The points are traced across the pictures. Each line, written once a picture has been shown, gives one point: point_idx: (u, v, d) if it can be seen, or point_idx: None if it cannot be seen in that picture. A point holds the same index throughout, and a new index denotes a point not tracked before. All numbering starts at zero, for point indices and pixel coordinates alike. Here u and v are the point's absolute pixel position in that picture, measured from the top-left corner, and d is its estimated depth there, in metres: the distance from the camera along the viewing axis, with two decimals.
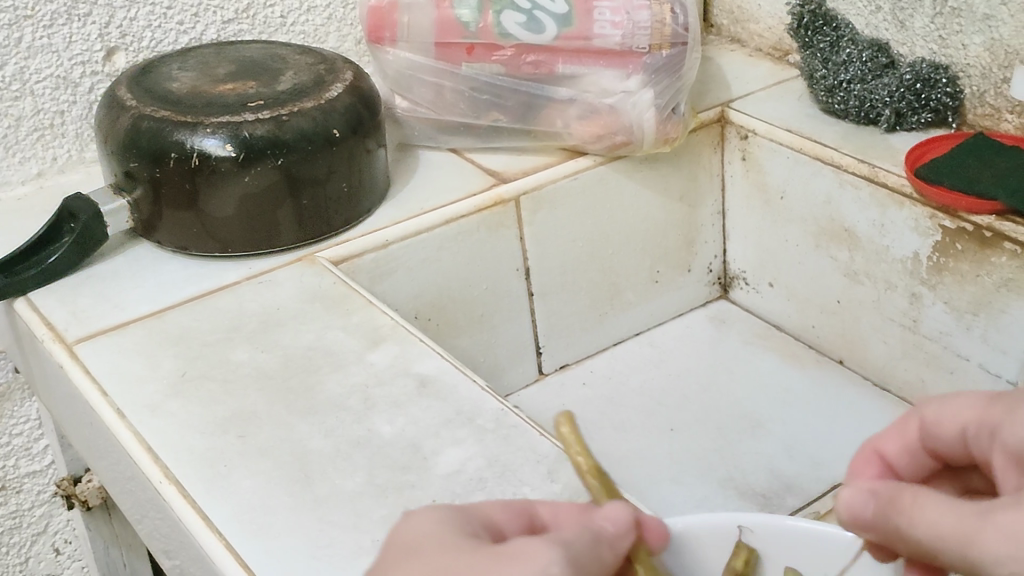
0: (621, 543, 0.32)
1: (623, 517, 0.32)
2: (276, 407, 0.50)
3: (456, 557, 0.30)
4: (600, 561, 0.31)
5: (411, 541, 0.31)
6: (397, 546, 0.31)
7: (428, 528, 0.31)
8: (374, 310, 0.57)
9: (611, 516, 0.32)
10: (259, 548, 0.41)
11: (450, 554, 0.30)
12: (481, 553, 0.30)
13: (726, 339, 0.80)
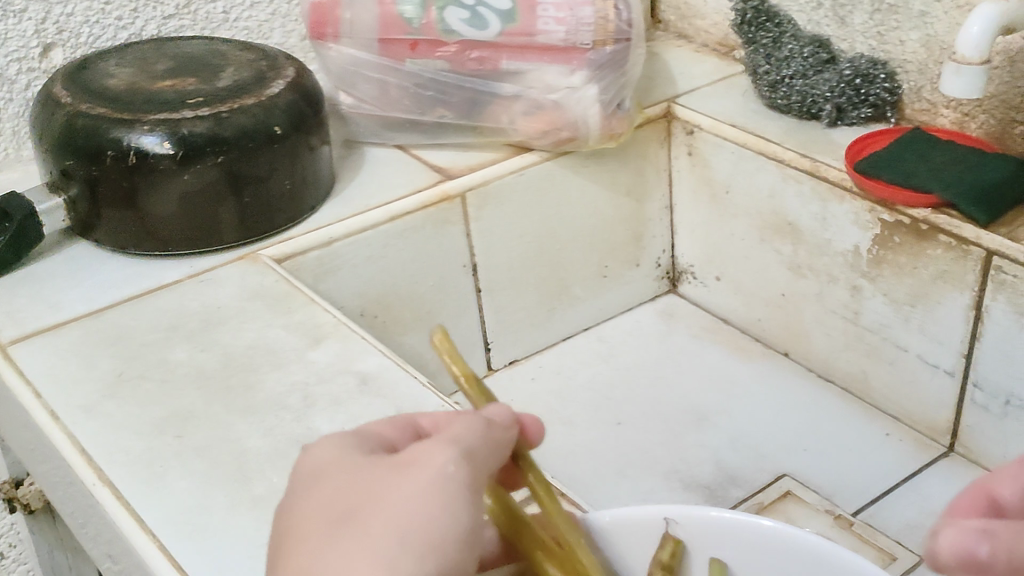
0: (509, 432, 0.34)
1: (504, 410, 0.34)
2: (215, 405, 0.49)
3: (356, 471, 0.31)
4: (494, 449, 0.32)
5: (310, 468, 0.32)
6: (303, 475, 0.32)
7: (319, 454, 0.32)
8: (316, 308, 0.57)
9: (496, 411, 0.34)
10: (193, 549, 0.41)
11: (349, 469, 0.31)
12: (382, 465, 0.31)
13: (674, 333, 0.80)
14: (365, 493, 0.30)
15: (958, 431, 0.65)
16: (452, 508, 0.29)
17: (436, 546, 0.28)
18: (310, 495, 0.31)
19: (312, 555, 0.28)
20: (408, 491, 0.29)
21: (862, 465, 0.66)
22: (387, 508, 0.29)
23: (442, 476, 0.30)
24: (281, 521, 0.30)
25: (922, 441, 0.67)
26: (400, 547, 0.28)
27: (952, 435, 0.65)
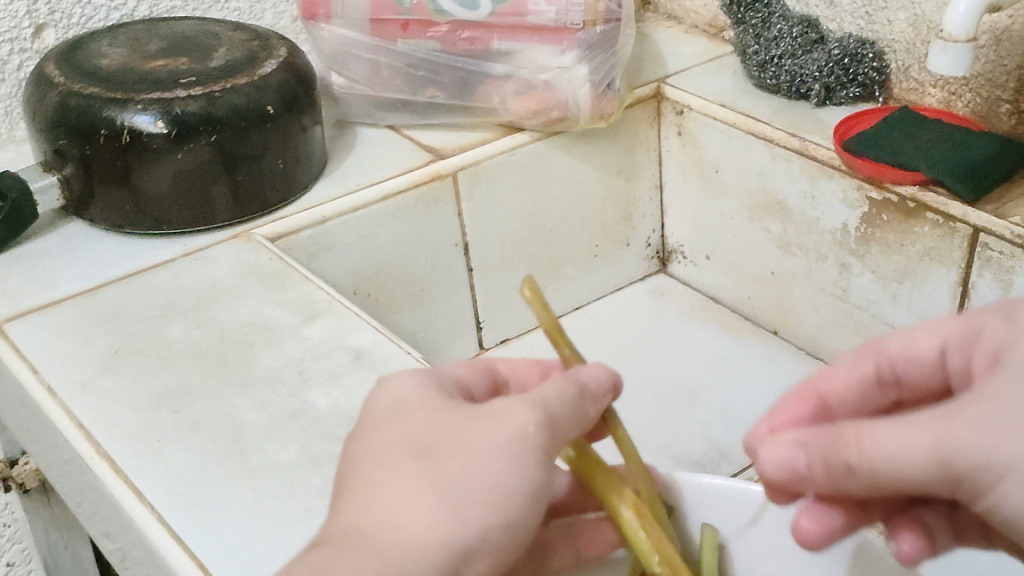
0: (599, 402, 0.35)
1: (603, 373, 0.36)
2: (211, 380, 0.50)
3: (444, 411, 0.33)
4: (579, 417, 0.34)
5: (392, 399, 0.34)
6: (383, 403, 0.34)
7: (411, 388, 0.34)
8: (310, 285, 0.57)
9: (594, 373, 0.35)
10: (192, 520, 0.42)
11: (437, 408, 0.33)
12: (461, 411, 0.33)
13: (664, 311, 0.81)
14: (450, 433, 0.32)
15: None
16: (523, 468, 0.31)
17: (500, 499, 0.31)
18: (396, 421, 0.33)
19: (390, 479, 0.31)
20: (486, 442, 0.31)
21: None
22: (466, 457, 0.31)
23: (522, 435, 0.32)
24: (363, 437, 0.33)
25: None
26: (470, 497, 0.30)
27: None
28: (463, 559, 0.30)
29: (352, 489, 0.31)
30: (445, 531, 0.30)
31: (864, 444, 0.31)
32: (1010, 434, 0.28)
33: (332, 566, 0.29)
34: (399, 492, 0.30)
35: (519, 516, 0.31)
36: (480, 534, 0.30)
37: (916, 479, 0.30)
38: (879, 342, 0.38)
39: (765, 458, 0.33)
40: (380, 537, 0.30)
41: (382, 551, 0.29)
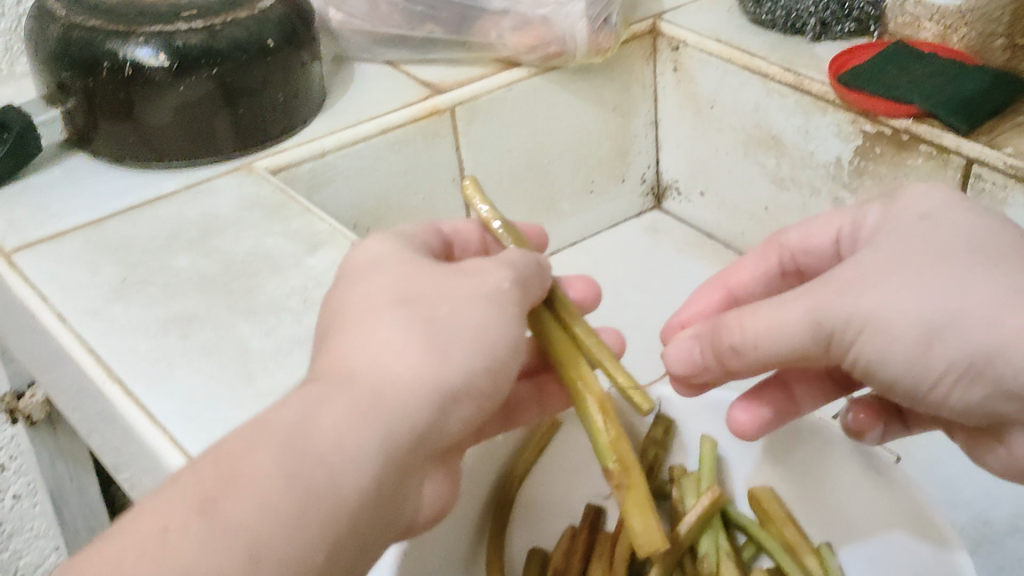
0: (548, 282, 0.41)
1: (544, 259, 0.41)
2: (218, 308, 0.51)
3: (418, 266, 0.37)
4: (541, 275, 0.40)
5: (367, 260, 0.37)
6: (358, 264, 0.37)
7: (384, 248, 0.38)
8: (312, 217, 0.58)
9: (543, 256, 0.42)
10: (203, 439, 0.43)
11: (411, 263, 0.37)
12: (437, 267, 0.37)
13: (659, 247, 0.82)
14: (429, 285, 0.35)
15: None
16: (496, 319, 0.35)
17: (480, 346, 0.34)
18: (373, 275, 0.36)
19: (375, 322, 0.34)
20: (463, 294, 0.35)
21: None
22: (450, 305, 0.35)
23: (494, 291, 0.36)
24: (342, 292, 0.36)
25: None
26: (454, 339, 0.34)
27: None
28: (447, 399, 0.33)
29: (336, 338, 0.34)
30: (433, 371, 0.33)
31: (744, 325, 0.39)
32: (866, 294, 0.36)
33: (327, 402, 0.31)
34: (386, 334, 0.33)
35: (496, 362, 0.35)
36: (462, 375, 0.34)
37: (790, 344, 0.38)
38: (779, 238, 0.47)
39: (671, 352, 0.42)
40: (370, 376, 0.32)
41: (373, 387, 0.32)
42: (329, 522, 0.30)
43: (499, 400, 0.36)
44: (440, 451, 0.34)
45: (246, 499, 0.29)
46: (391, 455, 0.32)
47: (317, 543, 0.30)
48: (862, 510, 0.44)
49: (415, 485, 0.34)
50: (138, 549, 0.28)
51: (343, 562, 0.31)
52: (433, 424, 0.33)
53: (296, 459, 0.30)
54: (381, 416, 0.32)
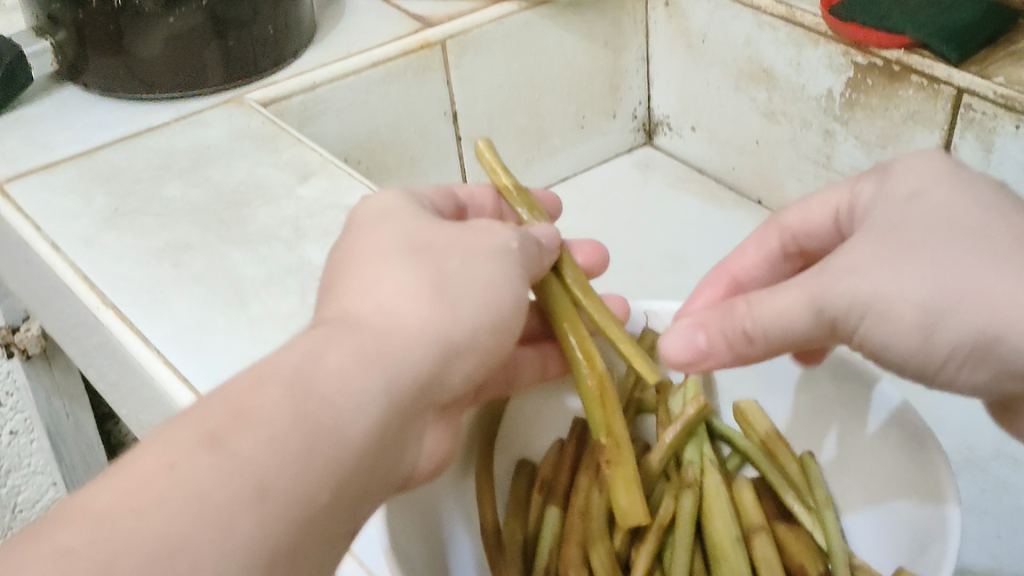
0: (552, 255, 0.37)
1: (551, 233, 0.37)
2: (210, 237, 0.51)
3: (427, 220, 0.35)
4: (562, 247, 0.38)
5: (375, 208, 0.36)
6: (363, 212, 0.36)
7: (392, 200, 0.36)
8: (303, 148, 0.58)
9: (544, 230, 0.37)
10: (198, 363, 0.43)
11: (421, 218, 0.35)
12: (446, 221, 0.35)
13: (650, 182, 0.82)
14: (439, 237, 0.34)
15: None
16: (503, 276, 0.33)
17: (486, 303, 0.33)
18: (382, 226, 0.34)
19: (384, 273, 0.32)
20: (471, 249, 0.33)
21: None
22: (460, 257, 0.33)
23: (501, 251, 0.34)
24: (349, 245, 0.34)
25: None
26: (460, 292, 0.32)
27: None
28: (452, 352, 0.32)
29: (341, 290, 0.32)
30: (439, 324, 0.31)
31: (751, 307, 0.34)
32: (868, 273, 0.31)
33: (335, 342, 0.29)
34: (395, 285, 0.31)
35: (502, 319, 0.33)
36: (467, 329, 0.32)
37: (799, 330, 0.33)
38: (776, 218, 0.41)
39: (667, 344, 0.36)
40: (377, 325, 0.30)
41: (380, 335, 0.30)
42: (336, 465, 0.28)
43: (501, 357, 0.34)
44: (441, 404, 0.32)
45: (256, 434, 0.27)
46: (394, 403, 0.30)
47: (322, 484, 0.27)
48: (874, 436, 0.33)
49: (416, 437, 0.32)
50: (143, 478, 0.25)
51: (344, 511, 0.28)
52: (437, 376, 0.31)
53: (305, 400, 0.28)
54: (387, 363, 0.30)
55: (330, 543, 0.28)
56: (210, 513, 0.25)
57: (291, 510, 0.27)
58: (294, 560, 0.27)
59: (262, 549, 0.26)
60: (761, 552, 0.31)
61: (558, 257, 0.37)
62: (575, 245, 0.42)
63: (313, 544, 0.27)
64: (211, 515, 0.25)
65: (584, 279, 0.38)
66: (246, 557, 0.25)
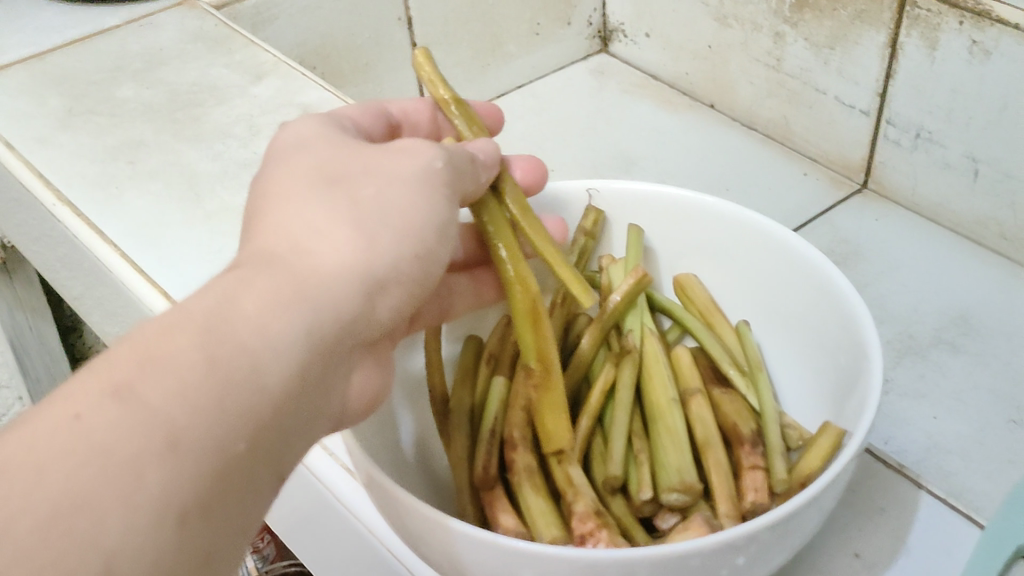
0: (490, 174, 0.33)
1: (489, 146, 0.34)
2: (164, 136, 0.52)
3: (347, 148, 0.32)
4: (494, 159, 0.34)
5: (294, 137, 0.33)
6: (284, 140, 0.33)
7: (309, 128, 0.33)
8: (255, 50, 0.58)
9: (481, 147, 0.34)
10: (154, 256, 0.44)
11: (340, 147, 0.32)
12: (365, 147, 0.32)
13: (605, 88, 0.82)
14: (360, 165, 0.31)
15: (871, 167, 0.69)
16: (430, 198, 0.31)
17: (410, 230, 0.30)
18: (301, 156, 0.31)
19: (300, 207, 0.29)
20: (394, 174, 0.30)
21: (785, 197, 0.69)
22: (379, 185, 0.30)
23: (428, 170, 0.31)
24: (263, 184, 0.31)
25: (836, 180, 0.71)
26: (381, 221, 0.29)
27: (865, 172, 0.69)
28: (375, 286, 0.29)
29: (255, 229, 0.29)
30: (361, 256, 0.29)
31: None
32: None
33: (249, 285, 0.27)
34: (310, 219, 0.29)
35: (428, 246, 0.31)
36: (390, 261, 0.29)
37: None
38: None
39: None
40: (292, 261, 0.28)
41: (296, 272, 0.27)
42: (254, 411, 0.25)
43: (432, 286, 0.32)
44: (373, 338, 0.30)
45: (165, 383, 0.24)
46: (316, 344, 0.27)
47: (238, 431, 0.25)
48: (804, 303, 0.34)
49: (343, 378, 0.29)
50: (45, 434, 0.23)
51: (268, 463, 0.26)
52: (365, 313, 0.29)
53: (218, 347, 0.25)
54: (306, 301, 0.27)
55: (256, 498, 0.26)
56: (117, 467, 0.23)
57: (208, 460, 0.24)
58: (213, 515, 0.24)
59: (174, 502, 0.23)
60: (697, 413, 0.33)
61: (497, 175, 0.34)
62: (512, 158, 0.36)
63: (232, 499, 0.25)
64: (117, 468, 0.23)
65: (521, 196, 0.34)
66: (156, 511, 0.23)
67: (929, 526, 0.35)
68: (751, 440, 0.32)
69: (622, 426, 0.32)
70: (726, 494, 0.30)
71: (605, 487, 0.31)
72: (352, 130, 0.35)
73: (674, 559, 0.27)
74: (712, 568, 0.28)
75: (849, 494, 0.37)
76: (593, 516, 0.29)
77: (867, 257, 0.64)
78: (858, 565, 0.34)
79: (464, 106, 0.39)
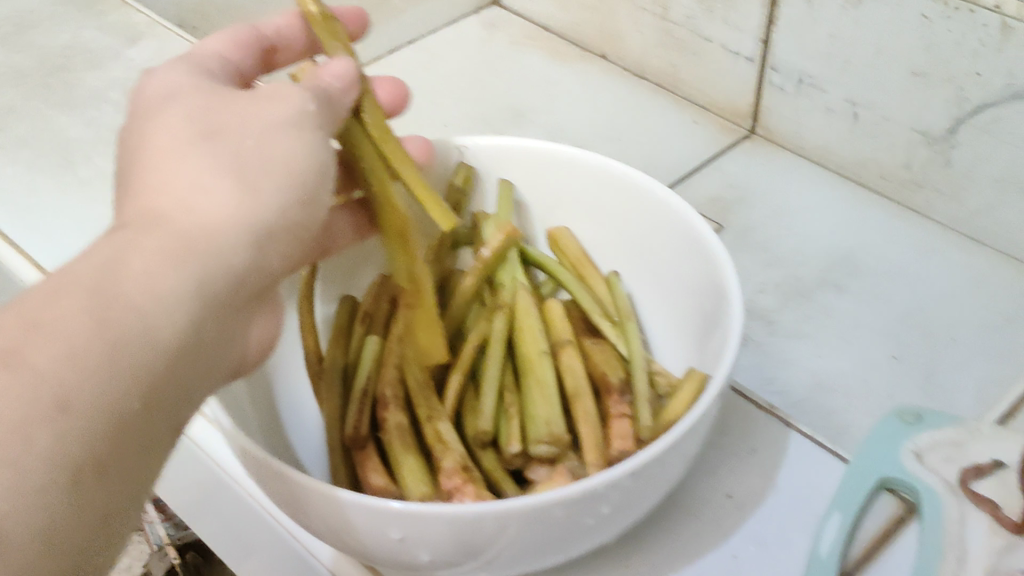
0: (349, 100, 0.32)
1: (347, 66, 0.32)
2: (36, 102, 0.50)
3: (219, 96, 0.31)
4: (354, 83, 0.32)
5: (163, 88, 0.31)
6: (148, 89, 0.31)
7: (178, 75, 0.32)
8: (128, 11, 0.57)
9: (336, 71, 0.32)
10: (26, 226, 0.43)
11: (211, 96, 0.31)
12: (239, 94, 0.31)
13: (497, 42, 0.81)
14: (238, 114, 0.30)
15: (758, 113, 0.70)
16: (306, 144, 0.30)
17: (290, 177, 0.30)
18: (174, 106, 0.30)
19: (180, 162, 0.28)
20: (272, 122, 0.30)
21: (675, 145, 0.70)
22: (259, 137, 0.29)
23: (304, 115, 0.30)
24: (134, 141, 0.30)
25: (725, 126, 0.72)
26: (261, 171, 0.29)
27: (752, 118, 0.70)
28: (262, 236, 0.29)
29: (132, 185, 0.28)
30: (247, 206, 0.28)
31: None
32: None
33: (138, 241, 0.26)
34: (191, 171, 0.28)
35: (309, 191, 0.31)
36: (275, 210, 0.29)
37: None
38: None
39: None
40: (180, 216, 0.27)
41: (185, 225, 0.27)
42: (145, 368, 0.25)
43: (313, 232, 0.32)
44: (261, 289, 0.30)
45: (55, 343, 0.23)
46: (208, 297, 0.27)
47: (131, 388, 0.24)
48: (670, 249, 0.35)
49: (234, 327, 0.29)
50: None
51: (165, 417, 0.26)
52: (251, 264, 0.28)
53: (109, 303, 0.25)
54: (196, 253, 0.27)
55: (151, 450, 0.26)
56: (8, 431, 0.22)
57: (101, 420, 0.24)
58: (108, 474, 0.24)
59: (69, 463, 0.23)
60: (568, 363, 0.34)
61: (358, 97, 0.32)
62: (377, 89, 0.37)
63: (129, 455, 0.25)
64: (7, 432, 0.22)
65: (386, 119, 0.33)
66: (50, 474, 0.23)
67: (797, 460, 0.37)
68: (619, 389, 0.33)
69: (493, 380, 0.33)
70: (594, 443, 0.31)
71: (475, 442, 0.32)
72: (221, 70, 0.34)
73: (537, 511, 0.27)
74: (577, 518, 0.28)
75: (722, 435, 0.38)
76: (460, 471, 0.29)
77: (754, 201, 0.65)
78: (729, 506, 0.35)
79: (332, 21, 0.36)
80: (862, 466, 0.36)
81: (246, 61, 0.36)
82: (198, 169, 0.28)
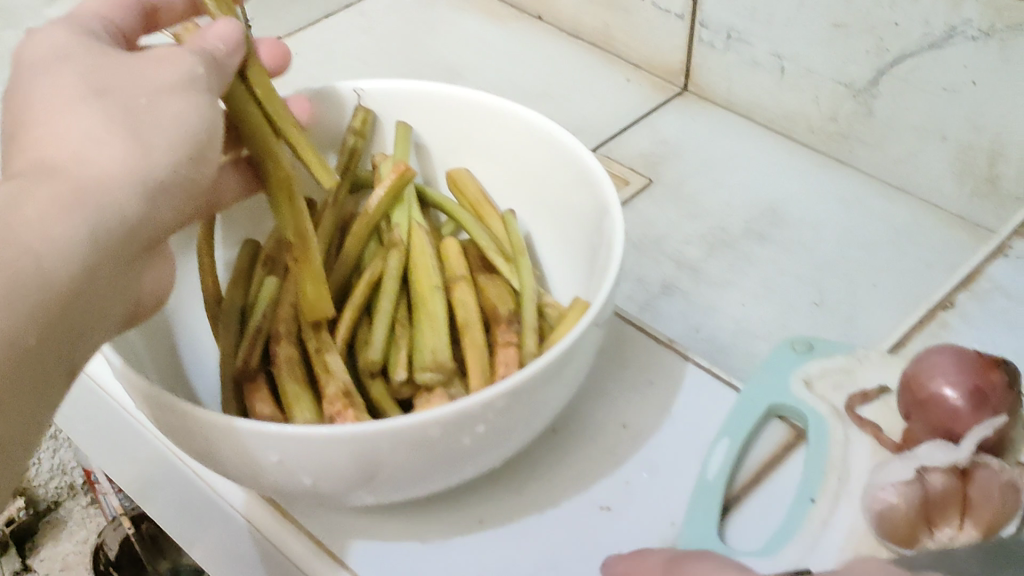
0: (231, 61, 0.32)
1: (230, 29, 0.32)
2: None
3: (106, 55, 0.30)
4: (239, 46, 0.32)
5: (47, 46, 0.31)
6: (32, 48, 0.31)
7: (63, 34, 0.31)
8: None
9: (220, 33, 0.32)
10: None
11: (98, 55, 0.30)
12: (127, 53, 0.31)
13: (434, 6, 0.82)
14: (127, 72, 0.30)
15: (690, 70, 0.71)
16: (201, 106, 0.30)
17: (184, 136, 0.30)
18: (60, 63, 0.30)
19: (69, 118, 0.28)
20: (162, 80, 0.30)
21: (608, 104, 0.71)
22: (149, 95, 0.29)
23: (192, 75, 0.30)
24: (19, 99, 0.29)
25: (658, 84, 0.72)
26: (153, 128, 0.29)
27: (685, 75, 0.71)
28: (155, 190, 0.29)
29: (19, 142, 0.28)
30: (139, 162, 0.28)
31: None
32: None
33: (26, 196, 0.26)
34: (82, 128, 0.28)
35: (201, 149, 0.30)
36: (168, 165, 0.29)
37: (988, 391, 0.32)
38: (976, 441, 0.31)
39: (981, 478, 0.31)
40: (71, 168, 0.27)
41: (76, 176, 0.27)
42: (35, 321, 0.25)
43: (205, 189, 0.32)
44: (150, 242, 0.30)
45: None
46: (99, 246, 0.27)
47: (20, 339, 0.25)
48: (562, 185, 0.35)
49: (127, 281, 0.29)
50: None
51: (54, 368, 0.26)
52: (143, 218, 0.29)
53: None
54: (87, 202, 0.27)
55: (43, 399, 0.26)
56: None
57: None
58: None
59: None
60: (460, 296, 0.34)
61: (241, 59, 0.32)
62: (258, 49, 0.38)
63: (19, 402, 0.25)
64: None
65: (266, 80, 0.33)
66: None
67: (693, 391, 0.38)
68: (508, 320, 0.33)
69: (385, 314, 0.34)
70: (479, 370, 0.32)
71: (364, 372, 0.32)
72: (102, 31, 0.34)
73: (411, 429, 0.28)
74: (453, 437, 0.29)
75: (622, 370, 0.38)
76: (342, 396, 0.30)
77: (683, 156, 0.66)
78: (624, 435, 0.36)
79: None
80: (754, 396, 0.37)
81: (126, 23, 0.35)
82: (90, 125, 0.28)
